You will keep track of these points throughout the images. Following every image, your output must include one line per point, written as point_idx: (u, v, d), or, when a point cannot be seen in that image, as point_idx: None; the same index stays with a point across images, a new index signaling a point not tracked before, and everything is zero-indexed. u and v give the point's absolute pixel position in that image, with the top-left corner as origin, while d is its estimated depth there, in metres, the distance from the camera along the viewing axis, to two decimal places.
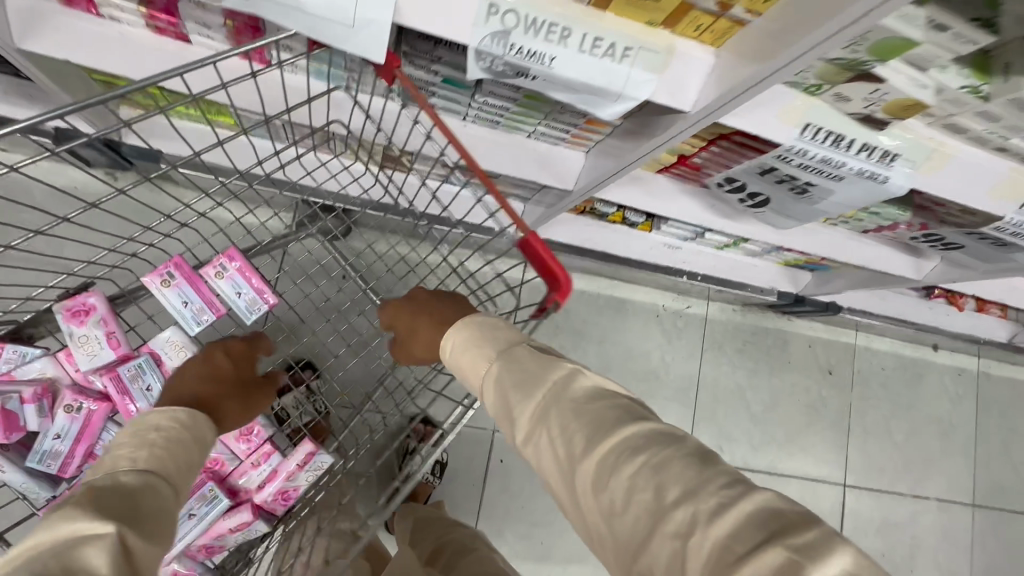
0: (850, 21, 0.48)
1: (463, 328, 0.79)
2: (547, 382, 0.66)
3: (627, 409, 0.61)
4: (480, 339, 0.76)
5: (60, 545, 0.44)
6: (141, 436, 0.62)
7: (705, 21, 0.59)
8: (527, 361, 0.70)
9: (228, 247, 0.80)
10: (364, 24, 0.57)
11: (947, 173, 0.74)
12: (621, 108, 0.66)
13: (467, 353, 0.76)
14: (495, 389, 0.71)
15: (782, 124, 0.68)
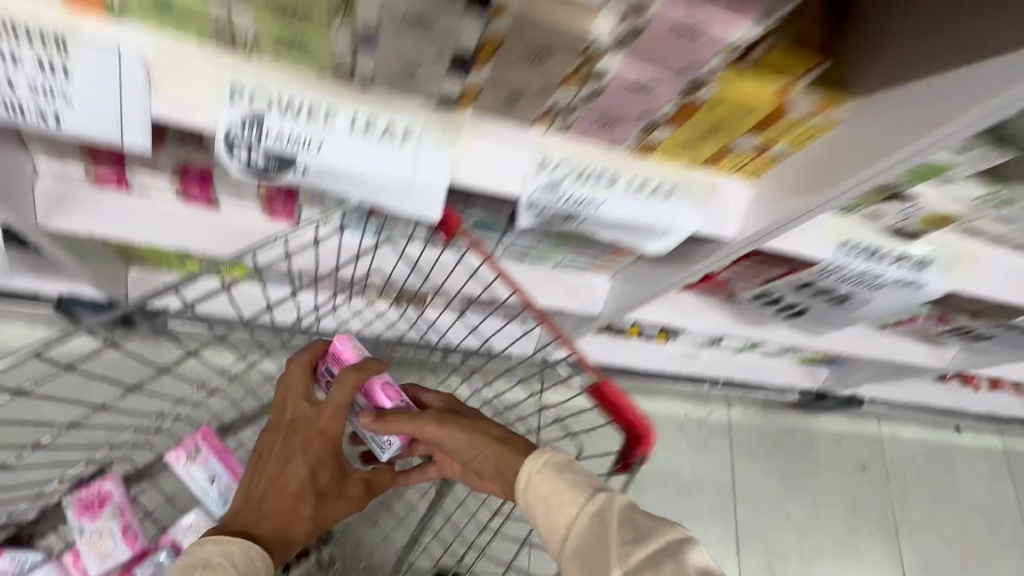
0: (906, 156, 0.51)
1: (550, 453, 0.58)
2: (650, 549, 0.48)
3: None
4: (557, 474, 0.56)
5: None
6: (198, 567, 0.51)
7: (745, 158, 0.62)
8: (620, 518, 0.51)
9: (203, 425, 0.74)
10: (419, 186, 0.57)
11: (975, 274, 0.80)
12: (668, 241, 0.67)
13: (546, 495, 0.56)
14: (574, 534, 0.53)
15: (822, 242, 0.71)
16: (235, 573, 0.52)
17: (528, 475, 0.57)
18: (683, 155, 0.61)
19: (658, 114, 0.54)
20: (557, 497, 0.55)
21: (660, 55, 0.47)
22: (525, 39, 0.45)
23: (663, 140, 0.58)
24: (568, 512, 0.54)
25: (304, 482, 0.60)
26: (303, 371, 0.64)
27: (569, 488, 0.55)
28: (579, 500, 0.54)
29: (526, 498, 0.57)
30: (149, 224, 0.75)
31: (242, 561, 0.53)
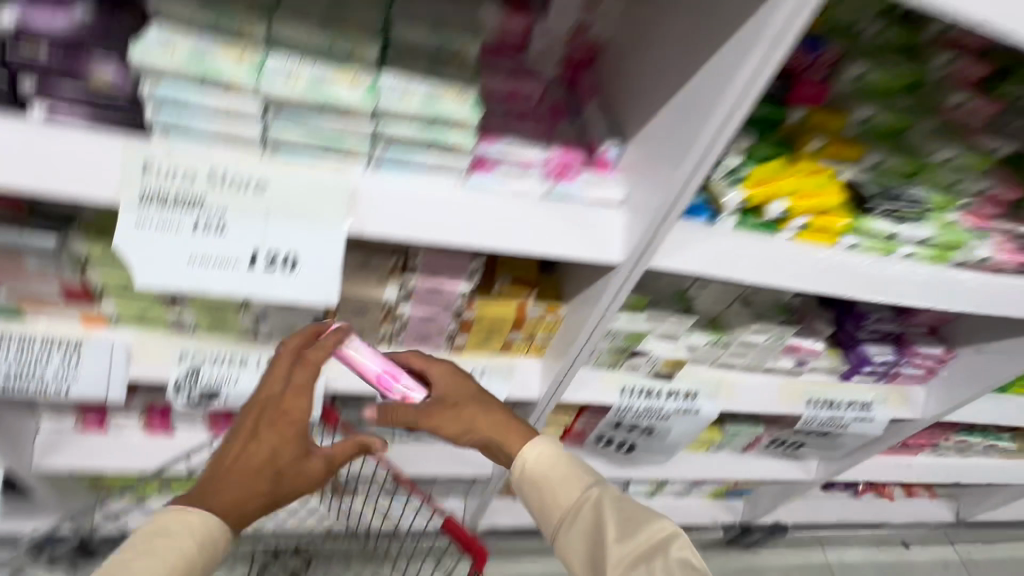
0: (593, 333, 0.84)
1: (559, 457, 0.72)
2: (644, 527, 0.64)
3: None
4: (569, 464, 0.72)
5: None
6: (158, 537, 0.57)
7: (524, 345, 0.95)
8: (615, 504, 0.67)
9: None
10: None
11: (738, 396, 1.11)
12: None
13: (555, 482, 0.71)
14: (587, 520, 0.68)
15: (605, 388, 1.02)
16: (187, 547, 0.58)
17: (539, 468, 0.72)
18: (483, 349, 0.93)
19: (448, 330, 0.87)
20: (563, 486, 0.70)
21: (429, 302, 0.81)
22: (349, 303, 0.80)
23: (464, 342, 0.91)
24: (566, 500, 0.70)
25: (277, 456, 0.65)
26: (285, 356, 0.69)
27: (580, 482, 0.71)
28: (587, 490, 0.69)
29: (537, 482, 0.72)
30: (119, 453, 0.99)
31: (198, 536, 0.59)
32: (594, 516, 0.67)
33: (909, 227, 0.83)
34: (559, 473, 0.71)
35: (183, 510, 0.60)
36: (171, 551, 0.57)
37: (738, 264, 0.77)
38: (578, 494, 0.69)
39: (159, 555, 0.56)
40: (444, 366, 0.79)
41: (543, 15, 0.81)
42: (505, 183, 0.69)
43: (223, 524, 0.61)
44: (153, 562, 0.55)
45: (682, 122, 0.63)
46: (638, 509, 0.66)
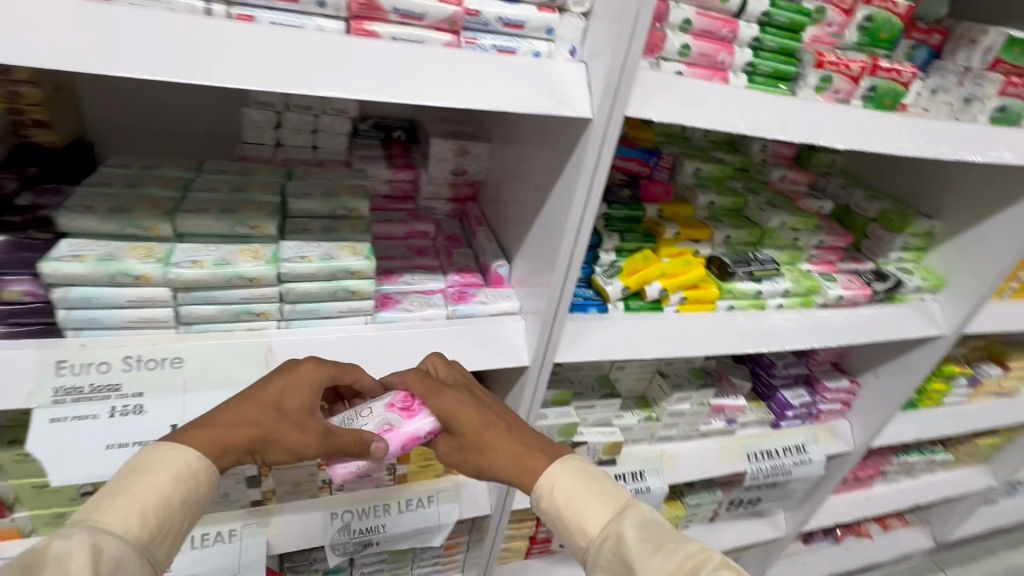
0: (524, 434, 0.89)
1: (574, 478, 0.60)
2: (681, 553, 0.53)
3: None
4: (593, 481, 0.60)
5: (97, 529, 0.46)
6: (137, 476, 0.50)
7: None
8: (645, 529, 0.56)
9: None
10: (245, 566, 0.83)
11: (681, 464, 1.15)
12: (445, 532, 0.95)
13: (578, 503, 0.58)
14: (615, 552, 0.55)
15: None
16: (165, 487, 0.50)
17: (560, 490, 0.59)
18: (427, 475, 0.95)
19: (387, 462, 0.89)
20: (584, 510, 0.58)
21: None
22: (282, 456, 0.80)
23: (406, 469, 0.92)
24: (589, 529, 0.57)
25: (285, 415, 0.58)
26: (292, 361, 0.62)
27: (604, 501, 0.58)
28: (613, 513, 0.57)
29: (558, 506, 0.59)
30: None
31: (175, 476, 0.51)
32: (621, 548, 0.55)
33: (770, 282, 0.96)
34: (576, 501, 0.59)
35: (174, 445, 0.53)
36: (150, 490, 0.50)
37: (633, 345, 0.85)
38: (603, 521, 0.57)
39: (132, 496, 0.49)
40: (450, 396, 0.65)
41: (425, 165, 0.95)
42: (411, 314, 0.76)
43: (208, 460, 0.54)
44: (129, 506, 0.48)
45: (547, 236, 0.75)
46: (670, 533, 0.55)
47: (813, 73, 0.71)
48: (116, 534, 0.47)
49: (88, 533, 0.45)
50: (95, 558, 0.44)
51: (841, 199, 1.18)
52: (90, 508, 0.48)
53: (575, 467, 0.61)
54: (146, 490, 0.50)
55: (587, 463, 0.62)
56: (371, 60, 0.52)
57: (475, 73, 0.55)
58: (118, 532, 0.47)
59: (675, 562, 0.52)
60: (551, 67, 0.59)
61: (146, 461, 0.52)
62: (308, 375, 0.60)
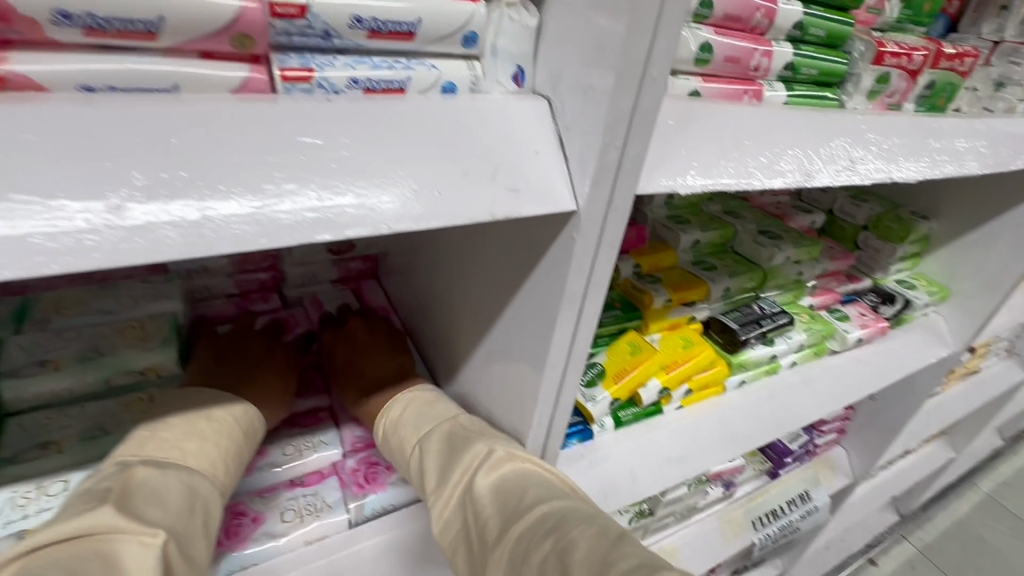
0: None
1: (399, 401, 0.48)
2: (469, 453, 0.39)
3: (544, 492, 0.36)
4: (420, 405, 0.47)
5: (168, 470, 0.34)
6: (194, 420, 0.39)
7: None
8: (448, 432, 0.42)
9: None
10: None
11: (683, 559, 0.92)
12: None
13: (395, 428, 0.46)
14: (418, 464, 0.42)
15: None
16: (232, 434, 0.41)
17: (385, 420, 0.47)
18: None
19: None
20: (401, 427, 0.45)
21: None
22: None
23: None
24: (403, 452, 0.44)
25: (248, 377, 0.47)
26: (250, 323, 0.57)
27: (421, 416, 0.45)
28: (420, 430, 0.43)
29: (381, 431, 0.47)
30: None
31: (243, 429, 0.42)
32: (421, 466, 0.42)
33: (783, 340, 0.74)
34: (398, 420, 0.46)
35: (207, 395, 0.42)
36: (220, 435, 0.39)
37: (637, 483, 0.57)
38: (412, 440, 0.44)
39: (204, 437, 0.38)
40: (331, 340, 0.58)
41: (287, 243, 0.62)
42: (286, 543, 0.44)
43: (263, 418, 0.45)
44: (207, 449, 0.38)
45: (497, 382, 0.44)
46: (475, 431, 0.42)
47: (869, 72, 0.47)
48: (204, 481, 0.36)
49: (175, 477, 0.34)
50: (189, 499, 0.33)
51: (821, 204, 0.98)
52: (155, 448, 0.36)
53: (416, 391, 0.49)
54: (208, 428, 0.39)
55: (425, 390, 0.48)
56: (19, 160, 0.19)
57: (317, 152, 0.24)
58: (196, 470, 0.36)
59: (458, 466, 0.39)
60: (481, 114, 0.28)
61: (187, 403, 0.41)
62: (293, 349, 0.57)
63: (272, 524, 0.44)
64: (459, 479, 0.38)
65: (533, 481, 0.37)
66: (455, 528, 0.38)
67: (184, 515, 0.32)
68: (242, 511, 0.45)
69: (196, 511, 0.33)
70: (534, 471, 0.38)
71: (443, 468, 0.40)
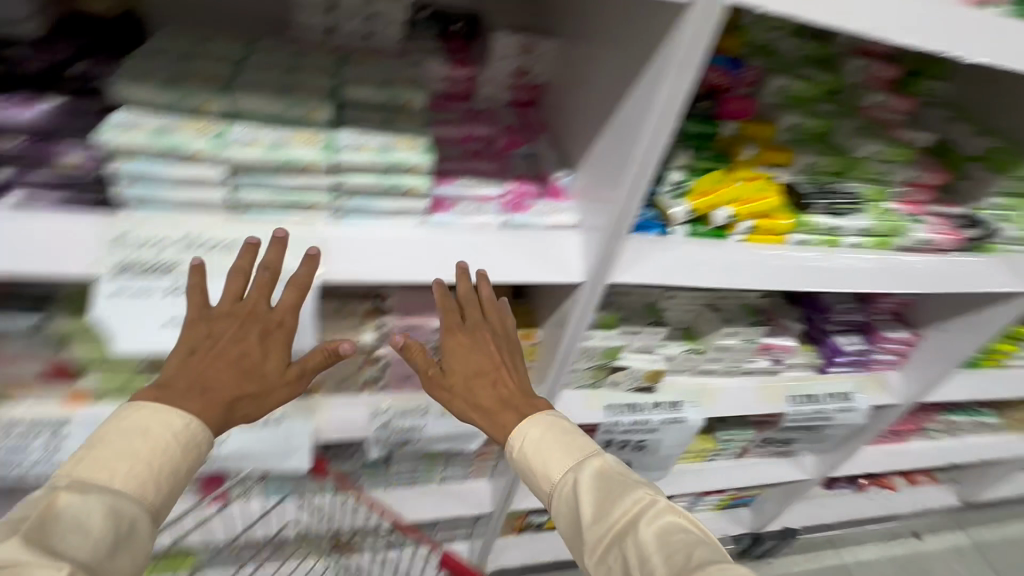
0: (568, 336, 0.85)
1: (534, 423, 0.72)
2: (631, 500, 0.61)
3: (695, 548, 0.56)
4: (559, 432, 0.70)
5: (86, 495, 0.48)
6: (133, 438, 0.53)
7: None
8: (600, 473, 0.65)
9: None
10: (293, 450, 0.85)
11: (721, 399, 1.13)
12: (480, 439, 0.98)
13: (539, 451, 0.69)
14: (578, 495, 0.64)
15: (589, 409, 1.03)
16: (159, 447, 0.54)
17: (522, 440, 0.71)
18: None
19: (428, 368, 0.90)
20: (552, 458, 0.68)
21: None
22: None
23: None
24: (551, 477, 0.68)
25: (247, 360, 0.62)
26: (242, 275, 0.61)
27: (563, 452, 0.69)
28: (570, 463, 0.67)
29: (521, 447, 0.71)
30: None
31: (178, 439, 0.56)
32: (576, 492, 0.65)
33: (848, 218, 0.89)
34: (543, 448, 0.69)
35: (161, 408, 0.56)
36: (151, 453, 0.53)
37: (693, 270, 0.80)
38: (564, 469, 0.68)
39: (136, 457, 0.52)
40: (458, 337, 0.76)
41: (485, 62, 0.87)
42: (467, 220, 0.73)
43: (206, 429, 0.58)
44: (135, 468, 0.52)
45: (621, 143, 0.70)
46: (626, 481, 0.64)
47: None
48: (128, 500, 0.50)
49: (97, 498, 0.49)
50: (111, 519, 0.48)
51: (941, 132, 1.05)
52: (91, 468, 0.50)
53: (541, 415, 0.73)
54: (139, 450, 0.53)
55: (558, 417, 0.72)
56: None
57: None
58: (114, 486, 0.50)
59: (623, 508, 0.60)
60: None
61: (130, 426, 0.54)
62: (288, 299, 0.64)
63: (463, 210, 0.73)
64: (619, 514, 0.60)
65: (687, 538, 0.57)
66: (618, 554, 0.59)
67: (101, 539, 0.47)
68: (449, 198, 0.74)
69: (117, 532, 0.48)
70: (684, 526, 0.58)
71: (604, 511, 0.62)
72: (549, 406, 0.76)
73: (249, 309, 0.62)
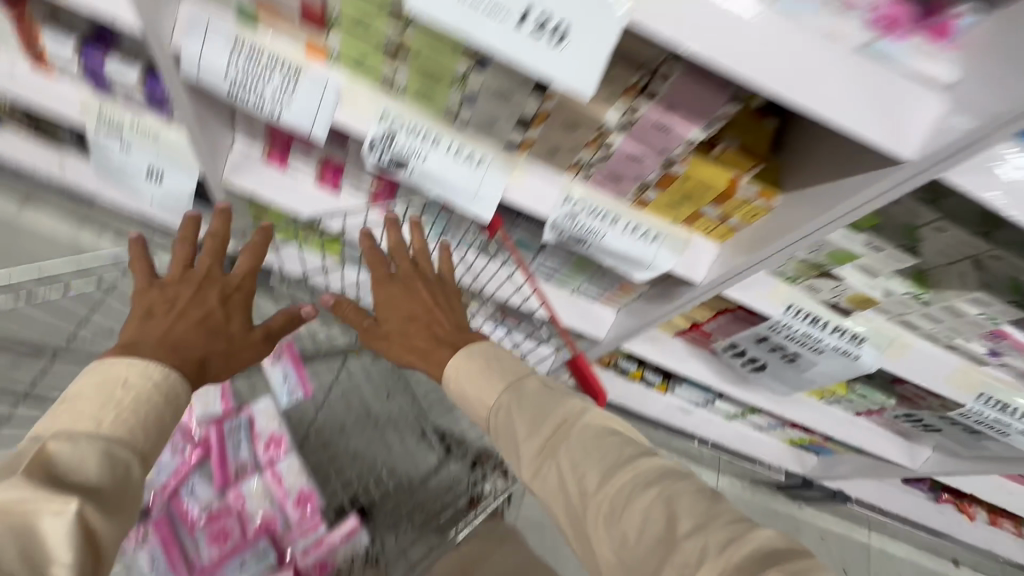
0: (828, 220, 0.72)
1: (460, 356, 0.80)
2: (559, 415, 0.72)
3: (623, 454, 0.67)
4: (487, 366, 0.79)
5: (69, 438, 0.48)
6: (111, 387, 0.54)
7: (711, 224, 0.88)
8: (534, 391, 0.75)
9: (290, 342, 1.04)
10: (481, 196, 0.83)
11: (908, 358, 0.99)
12: (649, 274, 0.92)
13: (465, 381, 0.79)
14: (507, 418, 0.74)
15: (771, 300, 0.93)
16: (125, 395, 0.54)
17: (454, 370, 0.79)
18: (667, 213, 0.87)
19: (645, 180, 0.81)
20: (484, 387, 0.77)
21: (648, 139, 0.73)
22: (567, 110, 0.73)
23: (652, 199, 0.85)
24: (483, 407, 0.77)
25: (215, 315, 0.69)
26: (190, 245, 0.73)
27: (492, 380, 0.77)
28: (500, 390, 0.76)
29: (453, 375, 0.79)
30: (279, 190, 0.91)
31: (155, 386, 0.57)
32: (511, 414, 0.74)
33: None
34: (479, 378, 0.78)
35: (121, 358, 0.57)
36: (128, 396, 0.54)
37: None
38: (495, 397, 0.76)
39: (116, 399, 0.53)
40: (385, 287, 0.86)
41: None
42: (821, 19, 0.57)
43: (185, 382, 0.60)
44: (118, 414, 0.52)
45: None
46: (556, 397, 0.75)
47: None
48: (117, 445, 0.50)
49: (84, 445, 0.48)
50: (104, 466, 0.48)
51: None
52: (75, 420, 0.50)
53: (476, 347, 0.81)
54: (115, 395, 0.53)
55: (486, 347, 0.81)
56: None
57: None
58: (93, 434, 0.49)
59: (557, 418, 0.72)
60: None
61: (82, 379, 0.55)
62: (245, 263, 0.75)
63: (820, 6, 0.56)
64: (553, 429, 0.71)
65: (612, 438, 0.69)
66: (553, 466, 0.69)
67: (99, 482, 0.47)
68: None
69: (116, 479, 0.48)
70: (609, 428, 0.71)
71: (539, 426, 0.72)
72: (479, 338, 0.84)
73: (202, 276, 0.71)
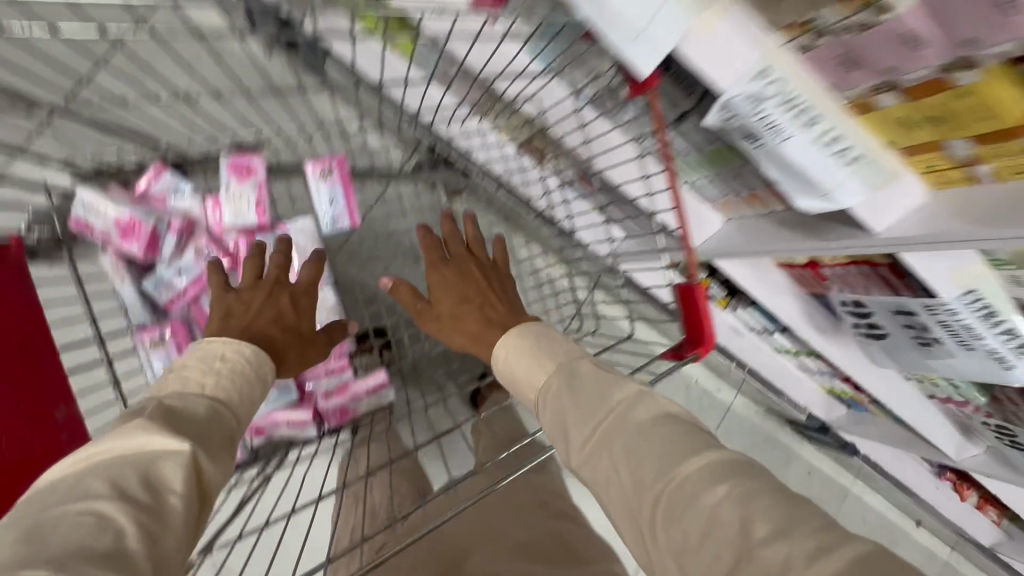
0: None
1: (506, 338, 0.72)
2: (612, 399, 0.59)
3: (686, 444, 0.52)
4: (537, 345, 0.69)
5: (166, 405, 0.50)
6: (213, 358, 0.60)
7: (943, 163, 0.64)
8: (588, 372, 0.63)
9: (342, 158, 0.86)
10: (646, 36, 0.57)
11: None
12: (820, 206, 0.69)
13: (512, 360, 0.69)
14: (556, 404, 0.62)
15: (950, 281, 0.73)
16: (237, 354, 0.63)
17: (500, 353, 0.71)
18: (891, 133, 0.63)
19: (898, 78, 0.56)
20: (533, 367, 0.67)
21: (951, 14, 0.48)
22: None
23: (885, 106, 0.60)
24: (532, 392, 0.66)
25: (288, 314, 0.73)
26: (258, 259, 0.77)
27: (541, 357, 0.67)
28: (551, 371, 0.65)
29: (500, 363, 0.71)
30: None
31: (249, 361, 0.63)
32: (561, 396, 0.62)
33: None
34: (528, 359, 0.68)
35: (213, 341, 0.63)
36: (235, 358, 0.61)
37: None
38: (545, 375, 0.65)
39: (228, 361, 0.61)
40: (437, 275, 0.83)
41: None
42: None
43: (273, 363, 0.67)
44: (240, 363, 0.61)
45: None
46: (610, 380, 0.61)
47: None
48: (209, 406, 0.53)
49: (193, 400, 0.53)
50: (200, 423, 0.51)
51: None
52: (182, 382, 0.55)
53: (526, 328, 0.73)
54: (226, 358, 0.61)
55: (533, 328, 0.71)
56: None
57: None
58: (206, 389, 0.55)
59: (609, 402, 0.58)
60: None
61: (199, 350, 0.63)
62: (309, 272, 0.80)
63: None
64: (606, 418, 0.57)
65: (674, 427, 0.54)
66: (605, 462, 0.55)
67: (198, 432, 0.50)
68: None
69: (210, 431, 0.51)
70: (671, 416, 0.56)
71: (590, 414, 0.58)
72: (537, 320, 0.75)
73: (274, 282, 0.75)
